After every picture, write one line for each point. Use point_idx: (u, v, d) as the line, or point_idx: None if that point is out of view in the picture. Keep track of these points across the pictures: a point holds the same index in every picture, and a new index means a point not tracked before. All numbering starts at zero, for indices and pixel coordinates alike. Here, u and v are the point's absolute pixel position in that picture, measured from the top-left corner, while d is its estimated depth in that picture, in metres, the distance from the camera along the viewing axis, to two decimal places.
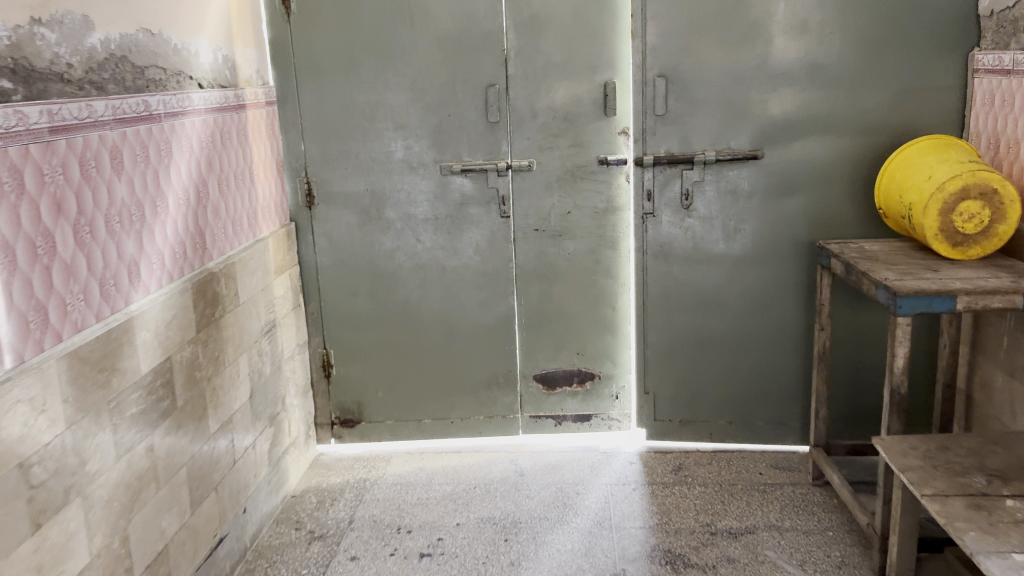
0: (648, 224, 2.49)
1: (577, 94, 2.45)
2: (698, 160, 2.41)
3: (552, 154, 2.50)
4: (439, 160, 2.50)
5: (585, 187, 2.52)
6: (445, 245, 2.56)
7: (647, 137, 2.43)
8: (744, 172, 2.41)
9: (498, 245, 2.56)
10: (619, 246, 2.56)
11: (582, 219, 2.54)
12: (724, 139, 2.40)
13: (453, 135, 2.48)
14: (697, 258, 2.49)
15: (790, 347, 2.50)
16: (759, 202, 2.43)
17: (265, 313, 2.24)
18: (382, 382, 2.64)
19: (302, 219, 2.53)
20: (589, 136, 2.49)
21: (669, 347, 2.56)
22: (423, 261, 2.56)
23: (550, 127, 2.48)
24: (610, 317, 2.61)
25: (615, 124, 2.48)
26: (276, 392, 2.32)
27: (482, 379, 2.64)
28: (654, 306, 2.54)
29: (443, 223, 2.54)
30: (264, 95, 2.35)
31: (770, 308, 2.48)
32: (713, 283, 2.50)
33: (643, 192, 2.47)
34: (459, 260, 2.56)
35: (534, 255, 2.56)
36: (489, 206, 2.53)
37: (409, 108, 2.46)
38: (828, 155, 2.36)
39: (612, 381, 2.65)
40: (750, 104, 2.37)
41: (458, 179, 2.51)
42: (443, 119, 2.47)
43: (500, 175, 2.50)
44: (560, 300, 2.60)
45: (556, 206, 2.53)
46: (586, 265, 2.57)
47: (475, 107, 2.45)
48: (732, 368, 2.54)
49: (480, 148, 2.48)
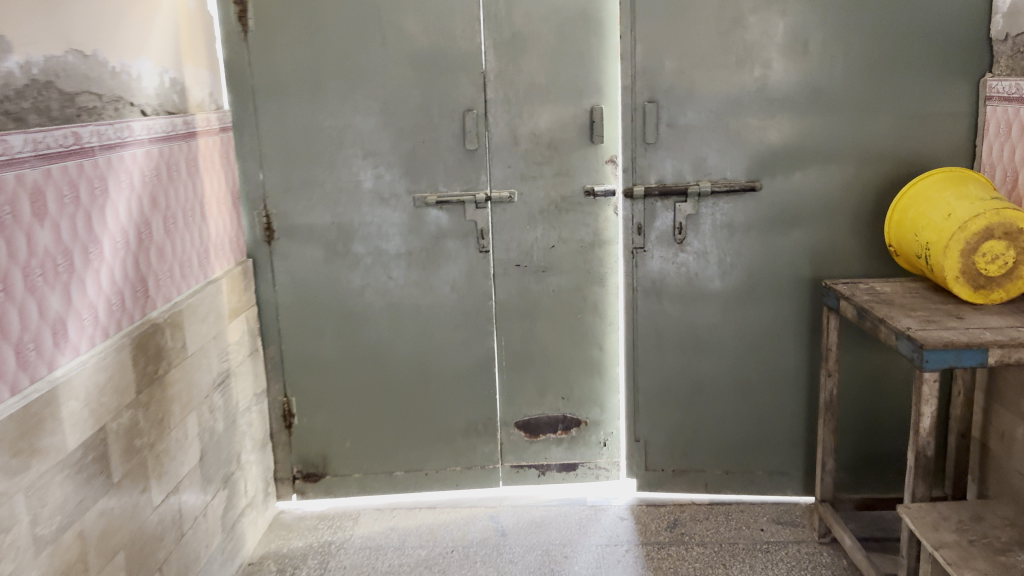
0: (638, 259, 2.31)
1: (562, 120, 2.27)
2: (692, 192, 2.23)
3: (535, 184, 2.31)
4: (412, 190, 2.29)
5: (570, 219, 2.34)
6: (418, 282, 2.35)
7: (639, 166, 2.25)
8: (742, 205, 2.25)
9: (476, 282, 2.35)
10: (607, 283, 2.38)
11: (567, 253, 2.35)
12: (720, 168, 2.23)
13: (428, 164, 2.28)
14: (691, 295, 2.32)
15: (791, 391, 2.33)
16: (758, 236, 2.26)
17: (217, 364, 2.02)
18: (349, 431, 2.41)
19: (261, 255, 2.30)
20: (574, 165, 2.30)
21: (662, 391, 2.38)
22: (394, 300, 2.35)
23: (533, 155, 2.29)
24: (597, 359, 2.42)
25: (602, 152, 2.30)
26: (230, 449, 2.09)
27: (459, 428, 2.43)
28: (645, 347, 2.36)
29: (417, 259, 2.33)
30: (218, 121, 2.13)
31: (770, 349, 2.31)
32: (709, 322, 2.33)
33: (633, 225, 2.29)
34: (434, 298, 2.36)
35: (516, 293, 2.37)
36: (467, 240, 2.33)
37: (380, 134, 2.25)
38: (831, 187, 2.20)
39: (599, 427, 2.46)
40: (748, 131, 2.20)
41: (433, 211, 2.31)
42: (417, 147, 2.26)
43: (479, 208, 2.30)
44: (544, 341, 2.40)
45: (540, 240, 2.34)
46: (572, 303, 2.38)
47: (452, 133, 2.26)
48: (729, 413, 2.36)
49: (457, 177, 2.29)
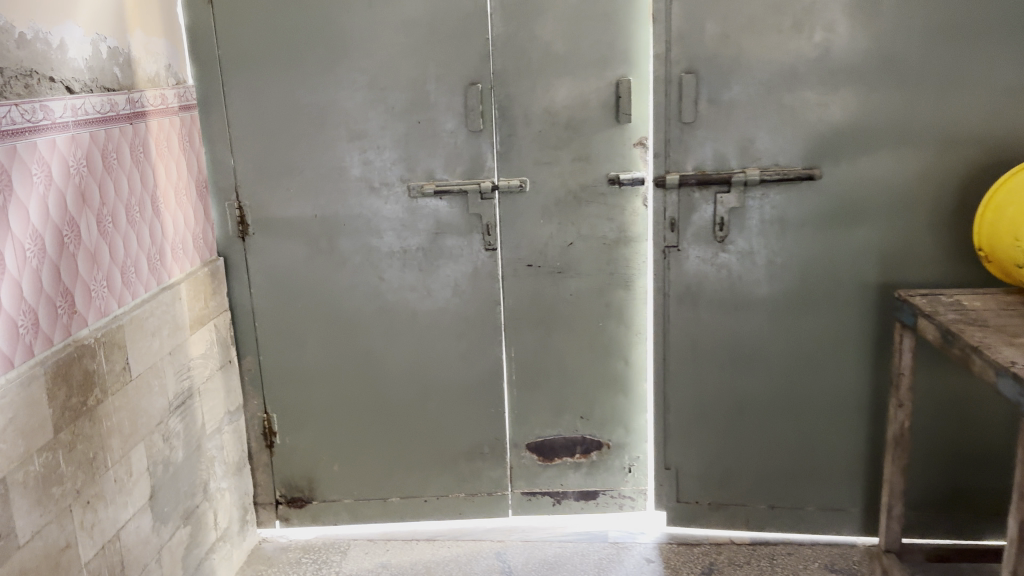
0: (671, 260, 1.97)
1: (582, 95, 1.92)
2: (737, 181, 1.87)
3: (549, 171, 1.97)
4: (407, 178, 1.97)
5: (591, 212, 2.00)
6: (416, 285, 2.04)
7: (672, 150, 1.90)
8: (796, 197, 1.89)
9: (482, 285, 2.03)
10: (634, 286, 2.04)
11: (588, 252, 2.02)
12: (771, 153, 1.87)
13: (425, 147, 1.95)
14: (733, 303, 1.97)
15: (852, 415, 1.98)
16: (814, 234, 1.90)
17: (174, 385, 1.73)
18: (338, 453, 2.12)
19: (234, 253, 2.01)
20: (596, 149, 1.96)
21: (698, 413, 2.05)
22: (388, 305, 2.05)
23: (548, 138, 1.95)
24: (622, 373, 2.09)
25: (629, 133, 1.95)
26: (193, 480, 1.82)
27: (462, 450, 2.13)
28: (678, 362, 2.02)
29: (414, 258, 2.02)
30: (177, 98, 1.83)
31: (826, 367, 1.96)
32: (754, 335, 1.98)
33: (665, 219, 1.94)
34: (433, 303, 2.05)
35: (528, 297, 2.05)
36: (471, 236, 2.00)
37: (368, 113, 1.93)
38: (905, 175, 1.84)
39: (623, 451, 2.14)
40: (805, 109, 1.84)
41: (430, 202, 1.98)
42: (411, 128, 1.94)
43: (485, 198, 1.97)
44: (560, 353, 2.08)
45: (555, 236, 2.01)
46: (593, 309, 2.05)
47: (452, 111, 1.92)
48: (777, 440, 2.02)
49: (459, 163, 1.96)
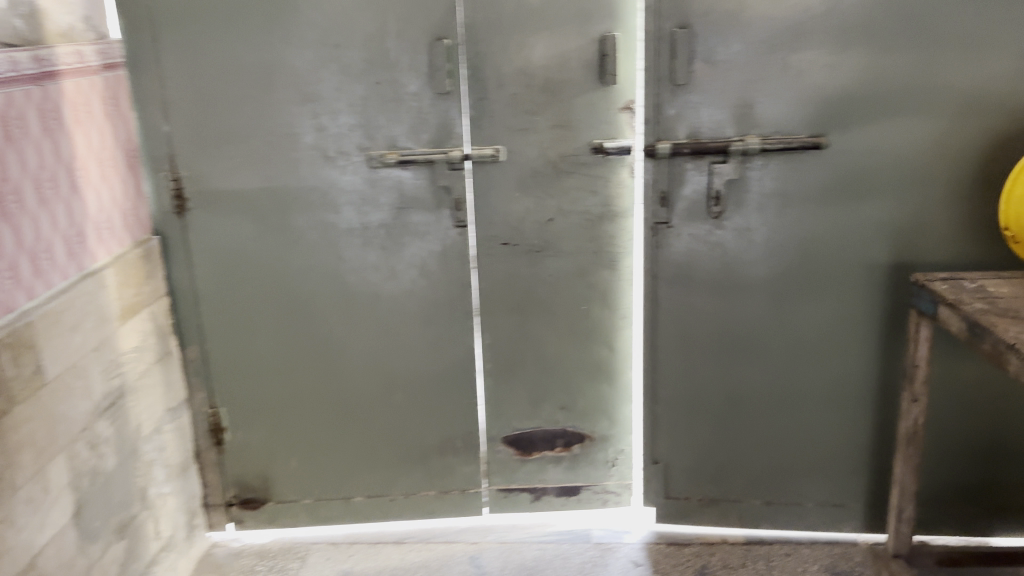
0: (660, 238, 1.78)
1: (562, 53, 1.71)
2: (736, 150, 1.68)
3: (526, 139, 1.77)
4: (366, 147, 1.75)
5: (573, 184, 1.80)
6: (378, 266, 1.83)
7: (663, 116, 1.70)
8: (801, 167, 1.70)
9: (452, 266, 1.84)
10: (620, 266, 1.85)
11: (569, 228, 1.83)
12: (773, 118, 1.68)
13: (385, 112, 1.73)
14: (729, 284, 1.79)
15: (856, 406, 1.82)
16: (820, 209, 1.72)
17: (101, 385, 1.53)
18: (295, 450, 1.93)
19: (172, 232, 1.78)
20: (579, 113, 1.75)
21: (689, 404, 1.88)
22: (348, 288, 1.84)
23: (524, 101, 1.74)
24: (607, 361, 1.91)
25: (616, 95, 1.74)
26: (128, 489, 1.62)
27: (432, 446, 1.95)
28: (668, 349, 1.85)
29: (375, 237, 1.81)
30: (99, 54, 1.59)
31: (830, 353, 1.80)
32: (752, 319, 1.81)
33: (654, 192, 1.75)
34: (398, 286, 1.85)
35: (503, 279, 1.86)
36: (439, 212, 1.80)
37: (320, 72, 1.70)
38: (922, 144, 1.65)
39: (608, 444, 1.97)
40: (812, 69, 1.64)
41: (393, 173, 1.77)
42: (370, 89, 1.72)
43: (454, 169, 1.76)
44: (539, 339, 1.90)
45: (533, 210, 1.81)
46: (575, 291, 1.87)
47: (416, 70, 1.70)
48: (775, 431, 1.86)
49: (425, 130, 1.74)
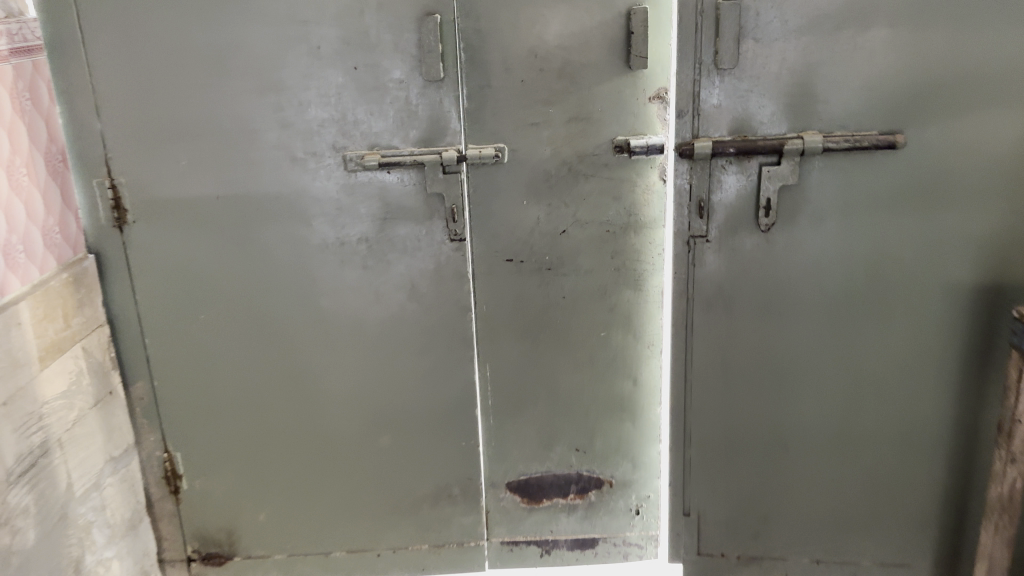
0: (696, 254, 1.48)
1: (579, 31, 1.41)
2: (792, 149, 1.38)
3: (535, 136, 1.47)
4: (342, 146, 1.46)
5: (591, 189, 1.50)
6: (359, 287, 1.54)
7: (703, 107, 1.40)
8: (870, 170, 1.40)
9: (447, 287, 1.55)
10: (646, 286, 1.56)
11: (586, 241, 1.53)
12: (837, 111, 1.38)
13: (365, 104, 1.43)
14: (779, 309, 1.50)
15: (926, 452, 1.54)
16: (892, 221, 1.42)
17: (13, 446, 1.23)
18: (264, 499, 1.66)
19: (111, 250, 1.49)
20: (599, 104, 1.45)
21: (728, 448, 1.59)
22: (323, 313, 1.55)
23: (533, 89, 1.44)
24: (629, 395, 1.63)
25: (643, 83, 1.44)
26: (58, 563, 1.33)
27: (426, 493, 1.67)
28: (704, 385, 1.56)
29: (355, 253, 1.52)
30: (3, 36, 1.29)
31: (898, 391, 1.51)
32: (806, 352, 1.51)
33: (690, 199, 1.45)
34: (383, 311, 1.56)
35: (507, 301, 1.57)
36: (431, 223, 1.51)
37: (285, 55, 1.40)
38: (1021, 142, 1.35)
39: (630, 490, 1.69)
40: (886, 51, 1.34)
41: (375, 177, 1.48)
42: (346, 76, 1.41)
43: (448, 173, 1.47)
44: (550, 372, 1.61)
45: (543, 221, 1.52)
46: (592, 316, 1.58)
47: (402, 53, 1.40)
48: (830, 480, 1.58)
49: (413, 125, 1.45)
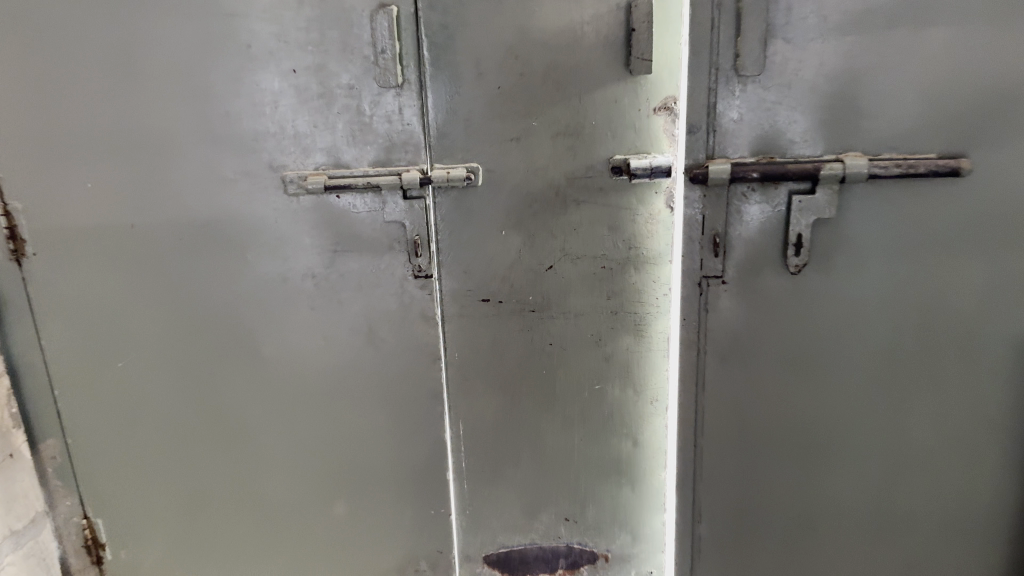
0: (709, 298, 1.22)
1: (568, 27, 1.15)
2: (830, 175, 1.11)
3: (515, 154, 1.21)
4: (280, 164, 1.21)
5: (583, 218, 1.24)
6: (306, 331, 1.30)
7: (719, 122, 1.14)
8: (925, 202, 1.14)
9: (410, 331, 1.30)
10: (648, 332, 1.31)
11: (577, 279, 1.28)
12: (887, 129, 1.11)
13: (307, 115, 1.18)
14: (809, 365, 1.24)
15: (983, 535, 1.28)
16: (951, 263, 1.16)
17: None
18: (202, 571, 1.42)
19: (10, 287, 1.26)
20: (592, 116, 1.19)
21: (745, 525, 1.34)
22: (264, 360, 1.31)
23: (512, 98, 1.18)
24: (628, 459, 1.37)
25: (647, 91, 1.18)
26: None
27: (390, 567, 1.43)
28: (717, 451, 1.30)
29: (300, 292, 1.28)
30: None
31: (952, 463, 1.25)
32: (840, 415, 1.26)
33: (703, 232, 1.19)
34: (335, 359, 1.31)
35: (482, 348, 1.32)
36: (390, 257, 1.26)
37: (209, 55, 1.15)
38: None
39: (629, 566, 1.44)
40: (950, 54, 1.07)
41: (322, 203, 1.23)
42: (284, 81, 1.17)
43: (410, 198, 1.22)
44: (534, 430, 1.36)
45: (526, 255, 1.27)
46: (584, 366, 1.32)
47: (351, 53, 1.15)
48: (867, 563, 1.33)
49: (367, 141, 1.20)
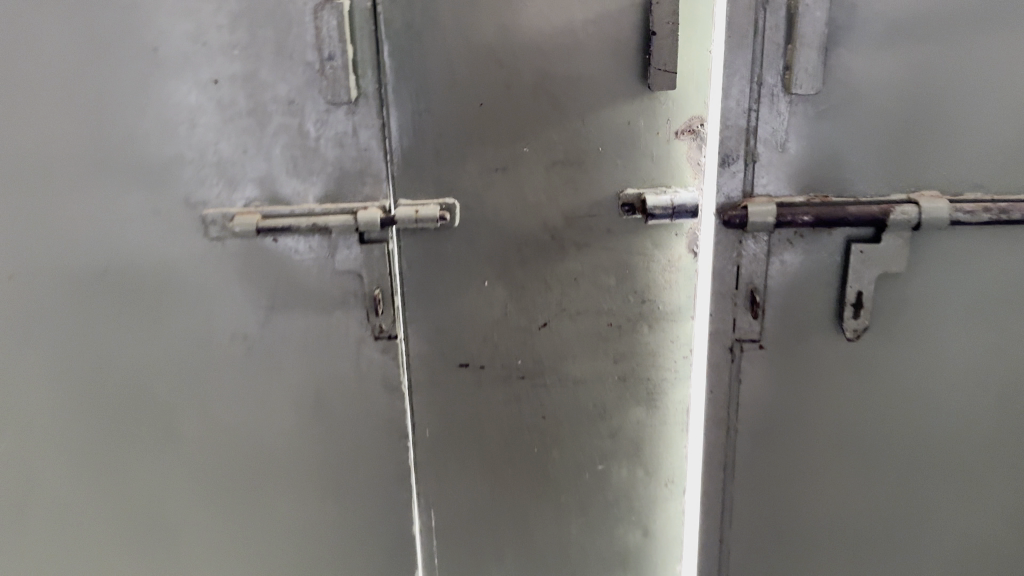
0: (742, 366, 0.98)
1: (569, 30, 0.90)
2: (902, 220, 0.88)
3: (500, 188, 0.96)
4: (200, 199, 0.95)
5: (585, 265, 1.00)
6: (236, 405, 1.04)
7: (761, 151, 0.90)
8: (1014, 254, 0.91)
9: (369, 405, 1.04)
10: (663, 402, 1.06)
11: (577, 339, 1.03)
12: (972, 164, 0.88)
13: (233, 137, 0.93)
14: (864, 449, 1.00)
15: None
16: None
17: None
18: None
19: None
20: (598, 141, 0.94)
21: None
22: (184, 439, 1.06)
23: (497, 117, 0.93)
24: (636, 554, 1.13)
25: (668, 110, 0.93)
26: None
27: None
28: (747, 549, 1.06)
29: (228, 357, 1.02)
30: None
31: None
32: (899, 509, 1.03)
33: (736, 287, 0.95)
34: (273, 437, 1.06)
35: (459, 422, 1.07)
36: (342, 315, 1.00)
37: (108, 61, 0.91)
38: None
39: None
40: None
41: (255, 247, 0.97)
42: (203, 94, 0.91)
43: (369, 242, 0.96)
44: (522, 519, 1.11)
45: (513, 310, 1.02)
46: (584, 444, 1.08)
47: (288, 58, 0.90)
48: None
49: (311, 170, 0.94)
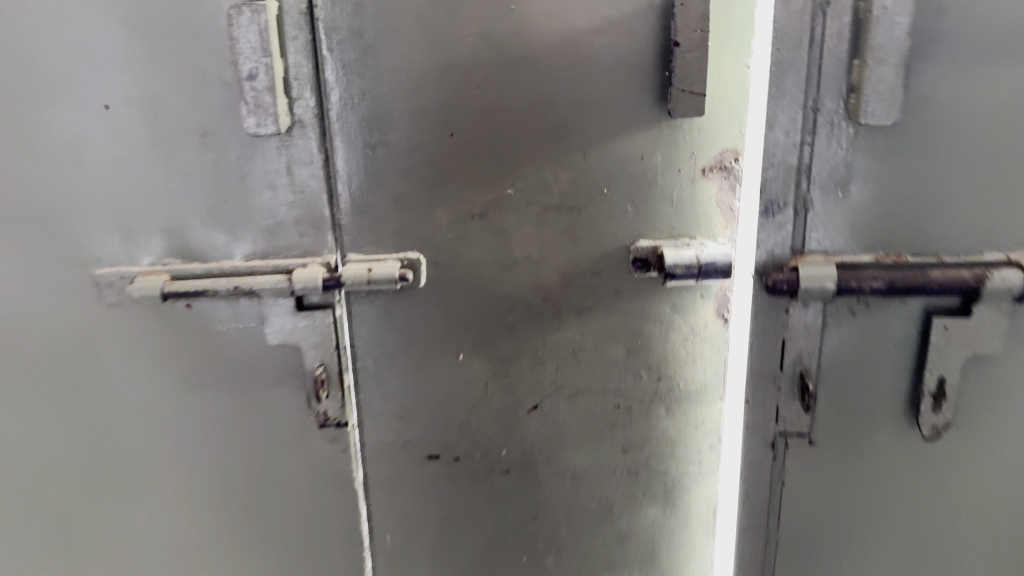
0: (787, 465, 0.77)
1: (566, 42, 0.69)
2: (1002, 289, 0.67)
3: (478, 240, 0.75)
4: (96, 255, 0.74)
5: (587, 336, 0.79)
6: (150, 509, 0.83)
7: (815, 198, 0.69)
8: None
9: (316, 506, 0.83)
10: (685, 501, 0.85)
11: (577, 425, 0.82)
12: None
13: (135, 178, 0.72)
14: (941, 569, 0.79)
15: None
16: None
17: None
18: None
19: None
20: (604, 183, 0.74)
21: None
22: (90, 548, 0.85)
23: (474, 152, 0.72)
24: None
25: (694, 143, 0.73)
26: None
27: None
28: None
29: (142, 449, 0.81)
30: None
31: None
32: None
33: (782, 368, 0.74)
34: (199, 546, 0.85)
35: (430, 525, 0.86)
36: (280, 397, 0.79)
37: None
38: None
39: None
40: None
41: (168, 313, 0.76)
42: (95, 124, 0.71)
43: (307, 308, 0.75)
44: None
45: (496, 390, 0.81)
46: (586, 551, 0.87)
47: (200, 78, 0.69)
48: None
49: (236, 219, 0.73)
